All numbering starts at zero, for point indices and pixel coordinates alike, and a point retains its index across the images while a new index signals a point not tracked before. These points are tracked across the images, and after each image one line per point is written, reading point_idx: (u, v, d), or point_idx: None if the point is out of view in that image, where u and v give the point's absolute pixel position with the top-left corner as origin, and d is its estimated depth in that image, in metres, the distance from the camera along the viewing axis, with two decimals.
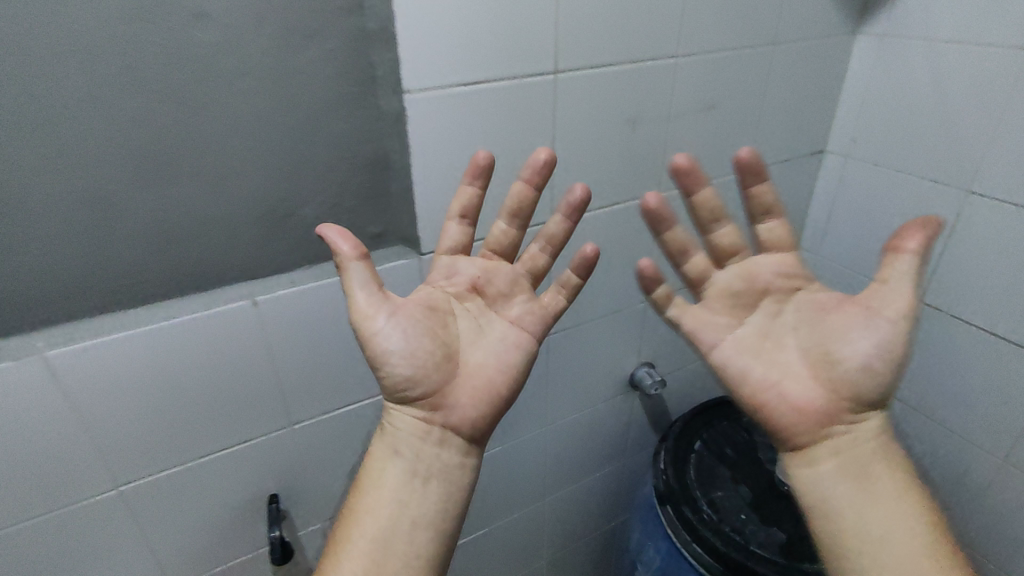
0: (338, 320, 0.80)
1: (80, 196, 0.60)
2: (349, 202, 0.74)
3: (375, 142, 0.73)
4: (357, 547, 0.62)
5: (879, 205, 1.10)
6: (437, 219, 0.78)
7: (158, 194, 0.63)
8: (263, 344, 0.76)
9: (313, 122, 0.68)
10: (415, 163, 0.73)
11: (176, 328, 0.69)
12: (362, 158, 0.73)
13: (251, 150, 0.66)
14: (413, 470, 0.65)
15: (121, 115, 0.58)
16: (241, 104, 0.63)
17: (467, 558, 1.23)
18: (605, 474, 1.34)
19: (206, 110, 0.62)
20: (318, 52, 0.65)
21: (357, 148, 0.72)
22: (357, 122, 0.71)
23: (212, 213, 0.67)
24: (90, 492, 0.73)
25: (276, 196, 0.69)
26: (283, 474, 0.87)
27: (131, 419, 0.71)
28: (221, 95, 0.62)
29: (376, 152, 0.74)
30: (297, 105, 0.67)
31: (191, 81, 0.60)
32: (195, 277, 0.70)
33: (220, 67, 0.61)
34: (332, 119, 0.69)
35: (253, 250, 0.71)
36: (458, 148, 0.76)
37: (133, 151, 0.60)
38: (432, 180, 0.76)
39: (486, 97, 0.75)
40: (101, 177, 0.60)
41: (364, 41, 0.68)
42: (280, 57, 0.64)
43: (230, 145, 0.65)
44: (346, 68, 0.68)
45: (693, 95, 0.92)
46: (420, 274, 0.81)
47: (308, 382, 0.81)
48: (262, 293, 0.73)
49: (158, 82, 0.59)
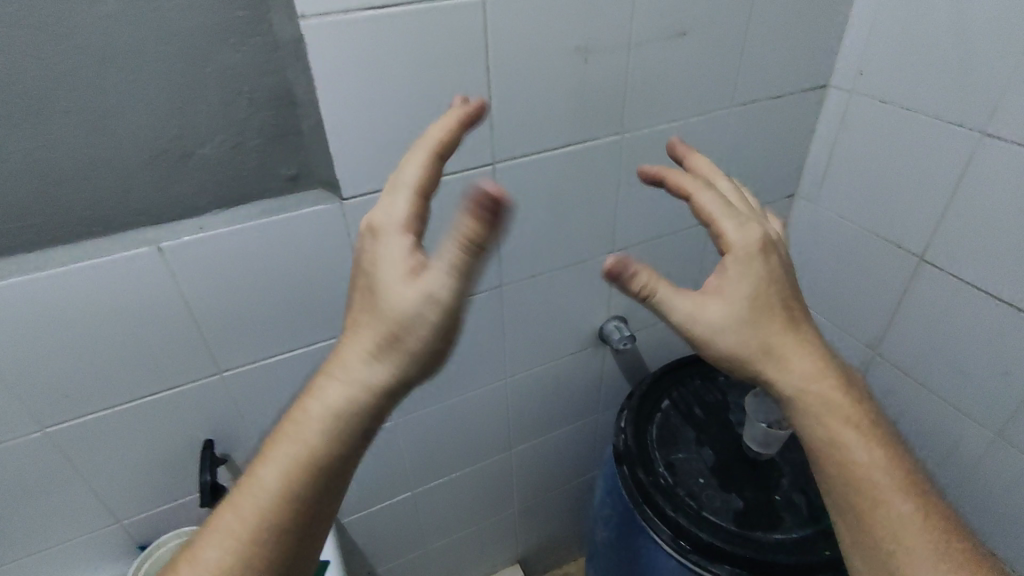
0: (257, 269, 0.75)
1: None
2: (254, 142, 0.69)
3: (276, 74, 0.67)
4: (222, 527, 0.51)
5: (884, 148, 0.97)
6: (353, 160, 0.72)
7: (33, 131, 0.59)
8: (176, 293, 0.72)
9: (198, 51, 0.62)
10: (321, 98, 0.67)
11: (75, 276, 0.66)
12: (263, 92, 0.67)
13: (129, 83, 0.60)
14: (321, 412, 0.50)
15: None
16: (108, 31, 0.58)
17: (433, 503, 1.24)
18: (578, 425, 1.30)
19: (68, 38, 0.56)
20: None
21: (255, 81, 0.66)
22: (251, 52, 0.64)
23: (96, 153, 0.62)
24: (12, 433, 0.73)
25: (169, 133, 0.64)
26: (218, 419, 0.86)
27: (44, 364, 0.70)
28: (82, 21, 0.56)
29: (280, 82, 0.67)
30: (177, 32, 0.60)
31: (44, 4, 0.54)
32: (91, 221, 0.66)
33: None
34: (222, 46, 0.63)
35: (151, 192, 0.67)
36: (372, 81, 0.68)
37: None
38: (344, 118, 0.69)
39: (400, 16, 0.66)
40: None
41: None
42: None
43: (103, 77, 0.59)
44: None
45: (656, 19, 0.81)
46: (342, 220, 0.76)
47: (231, 330, 0.79)
48: (168, 240, 0.69)
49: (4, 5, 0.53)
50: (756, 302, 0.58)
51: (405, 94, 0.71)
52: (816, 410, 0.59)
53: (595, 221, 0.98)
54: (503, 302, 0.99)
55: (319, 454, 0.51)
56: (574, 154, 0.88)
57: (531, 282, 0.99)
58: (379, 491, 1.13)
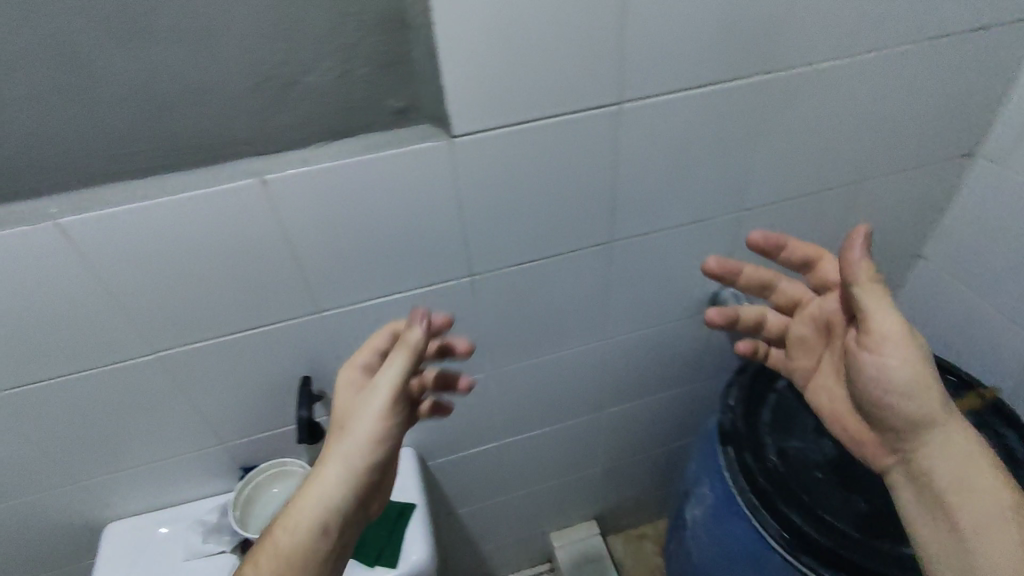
0: (360, 208, 0.71)
1: (53, 50, 0.54)
2: (362, 70, 0.63)
3: None
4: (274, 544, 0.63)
5: None
6: (468, 94, 0.65)
7: (143, 52, 0.56)
8: (279, 228, 0.70)
9: None
10: (438, 21, 0.59)
11: (184, 204, 0.64)
12: (375, 13, 0.60)
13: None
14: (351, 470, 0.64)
15: None
16: None
17: (517, 455, 1.22)
18: (674, 393, 1.22)
19: None
20: None
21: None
22: None
23: (203, 76, 0.59)
24: (129, 352, 0.76)
25: (275, 58, 0.59)
26: (315, 357, 0.85)
27: (157, 292, 0.71)
28: None
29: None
30: None
31: None
32: (198, 149, 0.64)
33: None
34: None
35: (257, 122, 0.63)
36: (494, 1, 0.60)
37: None
38: (461, 44, 0.62)
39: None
40: (75, 28, 0.54)
41: None
42: None
43: None
44: None
45: None
46: (451, 160, 0.70)
47: (331, 270, 0.76)
48: (272, 172, 0.65)
49: None
50: (922, 364, 0.63)
51: (528, 14, 0.62)
52: (944, 449, 0.63)
53: (727, 172, 0.86)
54: (612, 260, 0.91)
55: (319, 488, 0.63)
56: (713, 95, 0.76)
57: (646, 239, 0.90)
58: (465, 439, 1.12)
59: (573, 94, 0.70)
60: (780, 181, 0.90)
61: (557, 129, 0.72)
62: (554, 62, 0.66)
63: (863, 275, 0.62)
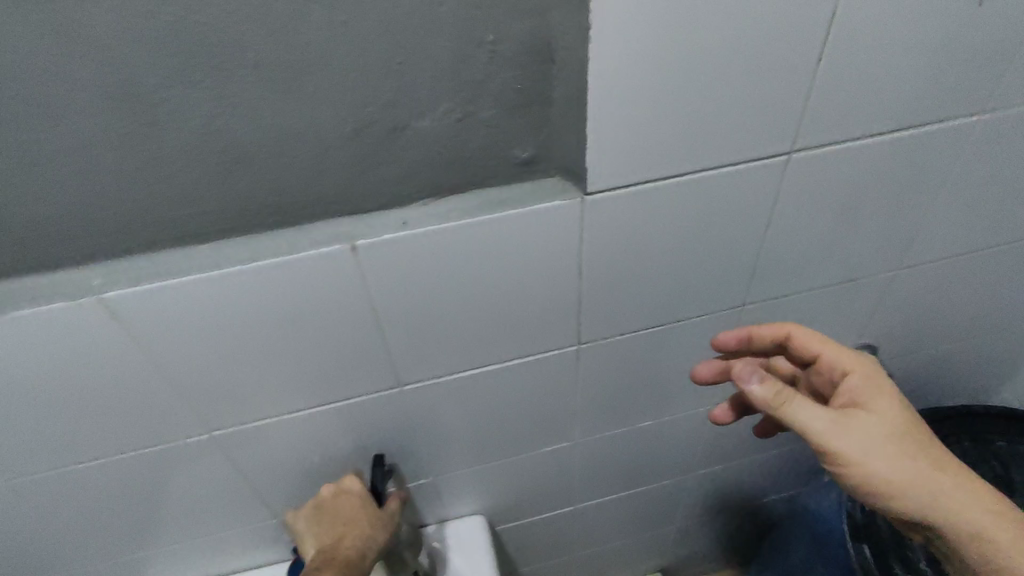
0: (464, 276, 0.58)
1: (100, 97, 0.41)
2: (486, 113, 0.49)
3: (535, 16, 0.45)
4: None
5: None
6: (615, 143, 0.51)
7: (219, 92, 0.42)
8: (366, 300, 0.57)
9: None
10: (595, 56, 0.45)
11: (255, 276, 0.51)
12: (512, 43, 0.46)
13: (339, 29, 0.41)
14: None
15: None
16: None
17: (592, 517, 1.09)
18: (771, 454, 1.09)
19: None
20: None
21: (505, 27, 0.45)
22: None
23: (289, 124, 0.45)
24: (180, 433, 0.64)
25: (384, 97, 0.46)
26: (390, 430, 0.73)
27: (217, 371, 0.59)
28: None
29: (541, 21, 0.45)
30: None
31: None
32: (275, 210, 0.51)
33: None
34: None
35: (351, 177, 0.50)
36: (669, 29, 0.45)
37: (161, 26, 0.39)
38: (619, 84, 0.47)
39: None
40: (135, 63, 0.40)
41: None
42: None
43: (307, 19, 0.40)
44: None
45: None
46: (580, 220, 0.56)
47: (421, 344, 0.63)
48: (364, 237, 0.52)
49: None
50: (896, 454, 0.54)
51: (707, 45, 0.47)
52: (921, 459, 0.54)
53: (893, 224, 0.70)
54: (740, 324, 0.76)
55: (365, 540, 0.73)
56: (900, 141, 0.61)
57: (784, 300, 0.75)
58: (539, 504, 0.99)
59: (739, 142, 0.55)
60: (948, 236, 0.74)
61: (711, 182, 0.58)
62: (726, 104, 0.52)
63: (768, 397, 0.55)
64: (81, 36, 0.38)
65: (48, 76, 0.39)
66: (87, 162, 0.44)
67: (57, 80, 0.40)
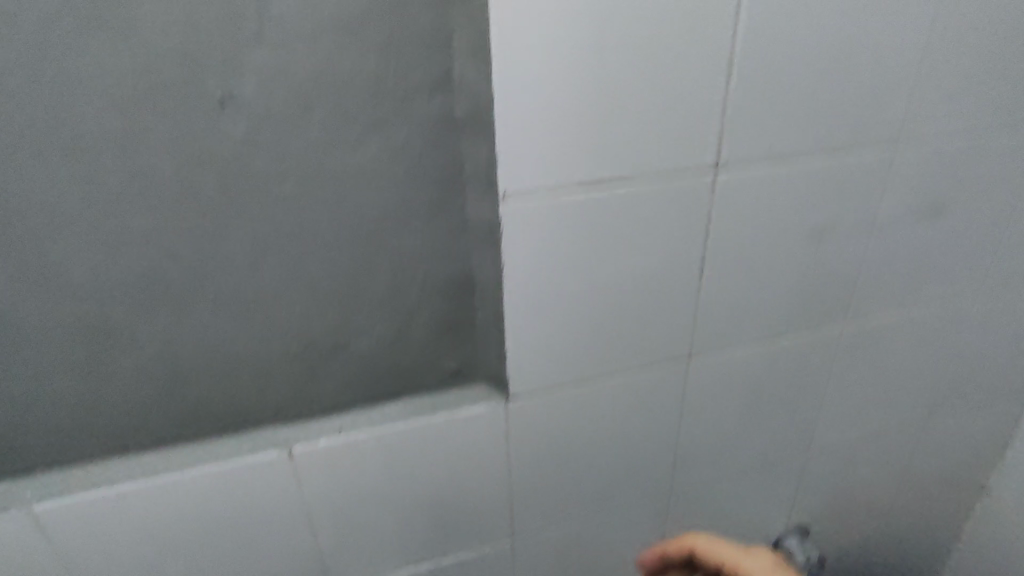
0: (397, 478, 0.61)
1: (79, 325, 0.49)
2: (416, 332, 0.58)
3: (456, 259, 0.56)
4: None
5: None
6: (534, 356, 0.58)
7: (181, 320, 0.51)
8: (300, 504, 0.58)
9: (372, 238, 0.52)
10: (511, 289, 0.53)
11: (191, 483, 0.54)
12: (437, 279, 0.56)
13: (289, 272, 0.52)
14: None
15: (125, 232, 0.47)
16: (277, 218, 0.49)
17: None
18: None
19: (233, 225, 0.49)
20: (384, 147, 0.49)
21: (430, 268, 0.55)
22: (431, 236, 0.54)
23: (240, 345, 0.53)
24: None
25: (326, 316, 0.54)
26: None
27: None
28: (251, 208, 0.48)
29: (457, 261, 0.56)
30: (352, 217, 0.51)
31: (214, 191, 0.47)
32: (222, 418, 0.56)
33: (252, 172, 0.47)
34: (400, 216, 0.52)
35: (294, 387, 0.57)
36: (573, 268, 0.55)
37: (141, 273, 0.48)
38: (534, 310, 0.55)
39: (615, 175, 0.52)
40: (107, 299, 0.48)
41: (450, 132, 0.51)
42: (332, 156, 0.48)
43: (263, 266, 0.51)
44: (421, 167, 0.51)
45: (910, 197, 0.65)
46: (506, 421, 0.61)
47: (356, 547, 0.63)
48: (301, 442, 0.56)
49: (171, 191, 0.46)
50: None
51: (607, 279, 0.57)
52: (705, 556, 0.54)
53: (798, 411, 0.77)
54: (674, 515, 0.79)
55: None
56: (787, 349, 0.70)
57: (714, 488, 0.79)
58: None
59: (646, 353, 0.63)
60: (850, 425, 0.82)
61: (625, 386, 0.65)
62: (630, 323, 0.60)
63: None
64: (60, 282, 0.47)
65: (39, 310, 0.48)
66: (56, 379, 0.50)
67: (45, 314, 0.48)
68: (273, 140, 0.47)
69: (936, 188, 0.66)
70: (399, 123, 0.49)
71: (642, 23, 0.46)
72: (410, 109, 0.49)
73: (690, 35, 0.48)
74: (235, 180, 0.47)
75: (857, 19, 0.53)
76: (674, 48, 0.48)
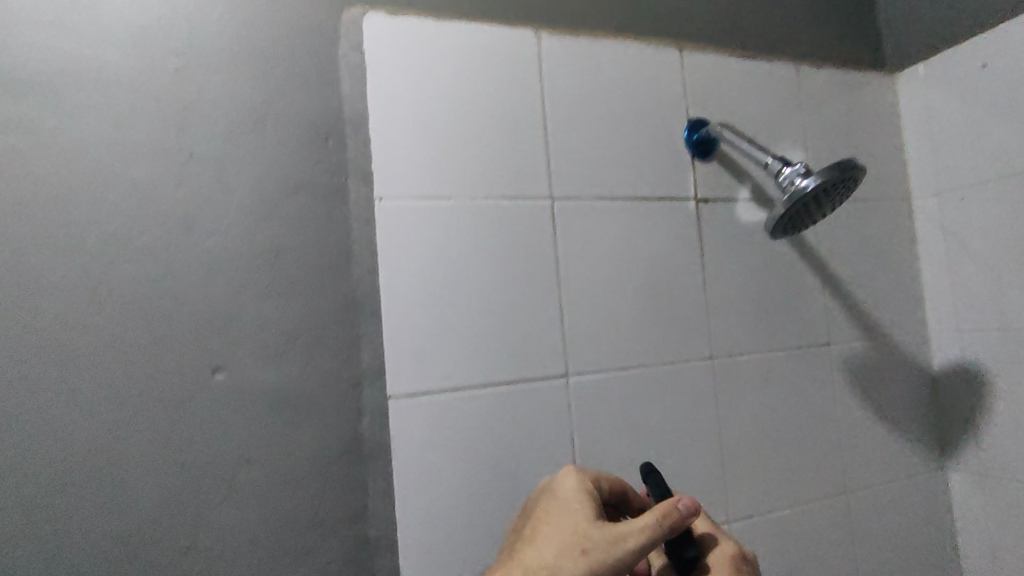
0: None
1: None
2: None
3: (362, 495, 0.62)
4: None
5: None
6: (427, 558, 0.63)
7: None
8: None
9: (287, 481, 0.60)
10: (398, 484, 0.63)
11: None
12: (346, 515, 0.62)
13: (210, 524, 0.58)
14: None
15: (69, 500, 0.54)
16: (206, 473, 0.58)
17: None
18: None
19: (167, 482, 0.57)
20: (299, 394, 0.62)
21: (339, 506, 0.61)
22: (340, 475, 0.62)
23: None
24: None
25: (264, 572, 0.59)
26: None
27: None
28: (184, 464, 0.58)
29: (365, 501, 0.62)
30: (273, 465, 0.60)
31: (157, 452, 0.57)
32: None
33: (190, 432, 0.58)
34: (313, 471, 0.61)
35: None
36: (454, 466, 0.65)
37: (73, 539, 0.54)
38: (423, 507, 0.64)
39: (484, 394, 0.67)
40: None
41: (354, 375, 0.64)
42: (257, 408, 0.60)
43: (188, 521, 0.57)
44: (331, 409, 0.62)
45: (742, 408, 0.80)
46: None
47: None
48: None
49: (119, 457, 0.56)
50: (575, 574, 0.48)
51: (485, 478, 0.66)
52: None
53: None
54: None
55: None
56: None
57: None
58: None
59: None
60: None
61: None
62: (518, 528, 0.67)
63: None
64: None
65: None
66: None
67: None
68: (213, 403, 0.59)
69: (760, 403, 0.80)
70: (312, 371, 0.62)
71: (486, 284, 0.68)
72: (322, 361, 0.63)
73: (523, 291, 0.70)
74: (190, 453, 0.58)
75: (637, 275, 0.76)
76: (513, 300, 0.69)
